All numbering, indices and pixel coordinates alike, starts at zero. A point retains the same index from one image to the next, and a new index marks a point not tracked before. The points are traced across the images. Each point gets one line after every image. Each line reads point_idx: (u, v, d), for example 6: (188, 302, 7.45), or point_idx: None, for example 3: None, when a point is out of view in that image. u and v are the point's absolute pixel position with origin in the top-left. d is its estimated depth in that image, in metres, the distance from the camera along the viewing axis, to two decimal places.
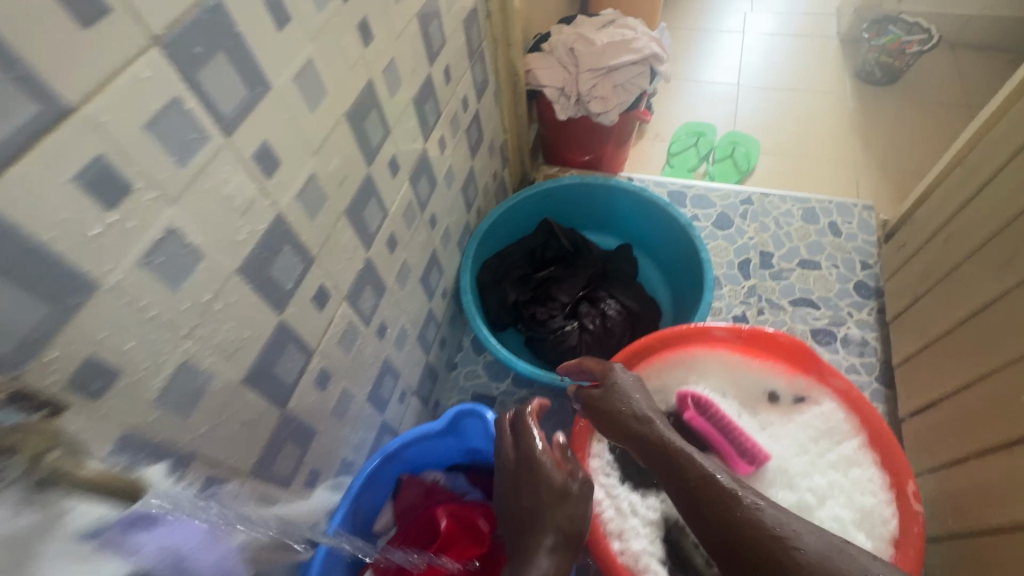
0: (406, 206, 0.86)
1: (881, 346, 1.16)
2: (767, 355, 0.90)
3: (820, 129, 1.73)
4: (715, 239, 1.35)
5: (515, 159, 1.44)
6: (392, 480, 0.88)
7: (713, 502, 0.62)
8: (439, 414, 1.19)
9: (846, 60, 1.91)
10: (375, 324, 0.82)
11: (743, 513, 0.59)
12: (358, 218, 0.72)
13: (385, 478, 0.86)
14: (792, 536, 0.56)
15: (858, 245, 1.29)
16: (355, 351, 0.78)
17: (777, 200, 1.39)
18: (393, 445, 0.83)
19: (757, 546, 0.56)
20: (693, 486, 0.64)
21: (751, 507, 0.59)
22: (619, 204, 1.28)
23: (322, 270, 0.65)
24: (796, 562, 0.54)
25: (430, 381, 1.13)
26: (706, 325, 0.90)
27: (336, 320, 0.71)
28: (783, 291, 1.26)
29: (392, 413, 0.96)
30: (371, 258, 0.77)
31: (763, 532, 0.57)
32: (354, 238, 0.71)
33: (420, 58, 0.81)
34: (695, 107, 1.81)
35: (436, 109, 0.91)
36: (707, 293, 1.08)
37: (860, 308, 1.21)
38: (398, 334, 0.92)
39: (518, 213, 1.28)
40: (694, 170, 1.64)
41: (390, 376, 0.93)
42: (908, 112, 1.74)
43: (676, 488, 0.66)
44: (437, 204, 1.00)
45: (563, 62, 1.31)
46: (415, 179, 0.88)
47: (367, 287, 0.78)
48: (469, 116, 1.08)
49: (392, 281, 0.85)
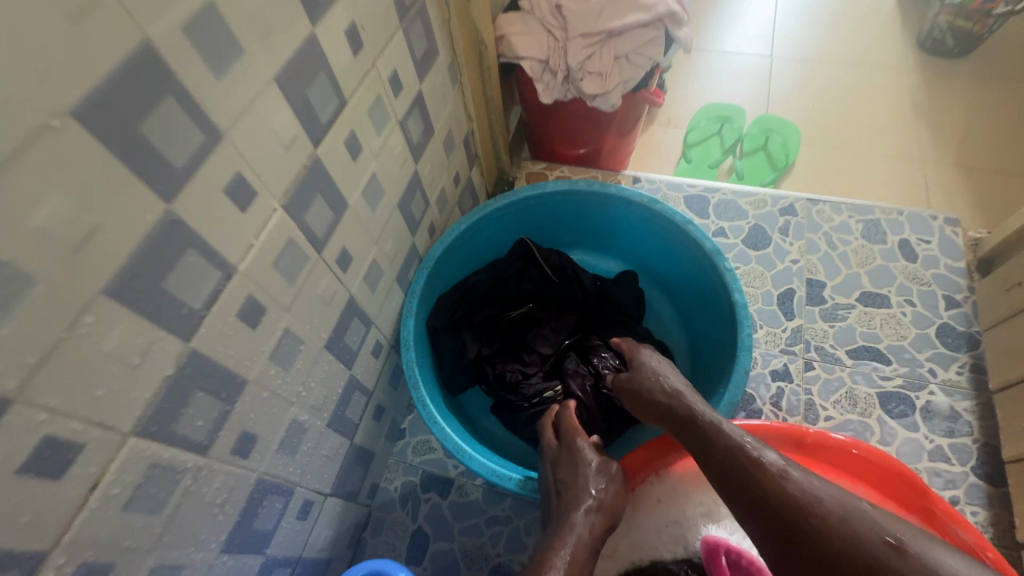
0: (282, 248, 0.55)
1: (977, 421, 0.84)
2: (837, 473, 0.61)
3: (876, 112, 1.38)
4: (748, 262, 1.02)
5: (487, 154, 1.11)
6: None
7: (750, 480, 0.52)
8: (376, 503, 0.90)
9: (908, 25, 1.54)
10: (227, 440, 0.52)
11: (776, 483, 0.51)
12: (150, 294, 0.40)
13: None
14: (827, 510, 0.48)
15: (941, 274, 0.97)
16: (181, 497, 0.48)
17: (829, 210, 1.06)
18: None
19: (786, 512, 0.49)
20: (727, 465, 0.54)
21: (776, 473, 0.51)
22: (622, 220, 0.97)
23: (42, 413, 0.34)
24: (825, 530, 0.46)
25: (360, 467, 0.83)
26: (748, 426, 0.61)
27: (112, 474, 0.40)
28: (840, 336, 0.94)
29: (285, 539, 0.67)
30: (199, 349, 0.46)
31: (786, 499, 0.49)
32: (146, 328, 0.41)
33: (285, 9, 0.49)
34: (718, 84, 1.46)
35: (335, 94, 0.59)
36: (744, 355, 0.76)
37: (947, 364, 0.89)
38: (284, 435, 0.62)
39: (486, 231, 0.96)
40: (717, 165, 1.31)
41: (275, 495, 0.62)
42: (989, 91, 1.38)
43: (702, 459, 0.58)
44: (352, 234, 0.68)
45: (547, 25, 0.97)
46: (298, 205, 0.56)
47: (198, 393, 0.47)
48: (405, 101, 0.75)
49: (260, 367, 0.55)
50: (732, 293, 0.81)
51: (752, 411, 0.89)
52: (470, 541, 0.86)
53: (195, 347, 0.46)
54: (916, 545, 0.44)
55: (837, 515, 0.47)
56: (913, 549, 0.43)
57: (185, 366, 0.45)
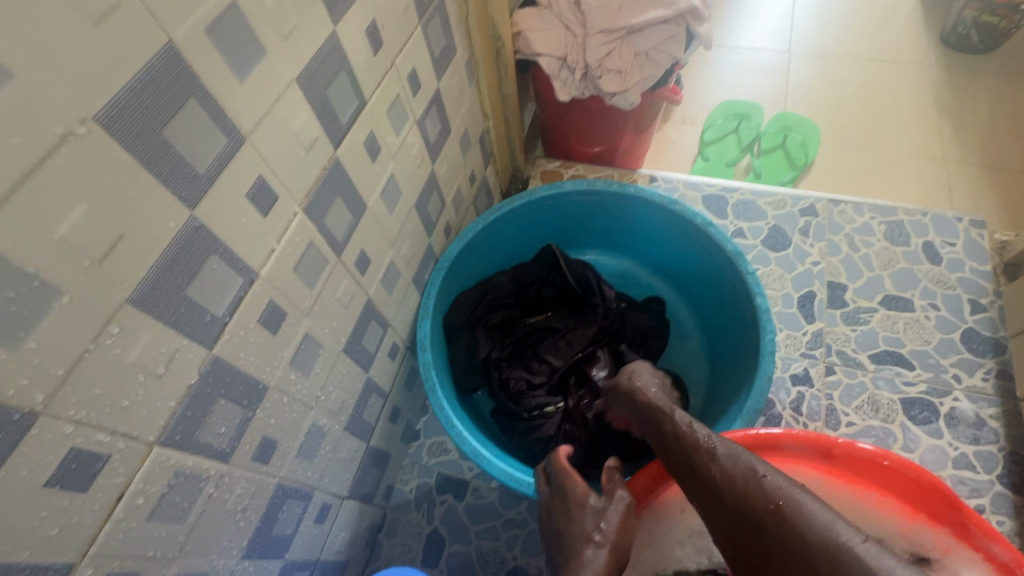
0: (302, 251, 0.54)
1: (1003, 429, 0.83)
2: (867, 484, 0.59)
3: (896, 110, 1.35)
4: (767, 264, 1.00)
5: (501, 152, 1.10)
6: None
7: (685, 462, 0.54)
8: (391, 505, 0.89)
9: (930, 20, 1.51)
10: (249, 446, 0.52)
11: (705, 465, 0.51)
12: (175, 302, 0.40)
13: None
14: (752, 490, 0.47)
15: (965, 277, 0.95)
16: (204, 505, 0.47)
17: (850, 210, 1.04)
18: None
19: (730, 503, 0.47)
20: (669, 444, 0.56)
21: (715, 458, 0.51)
22: (641, 222, 0.95)
23: (69, 426, 0.34)
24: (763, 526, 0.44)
25: (375, 469, 0.83)
26: (775, 434, 0.60)
27: (138, 484, 0.40)
28: (862, 340, 0.92)
29: (304, 542, 0.66)
30: (222, 356, 0.46)
31: (727, 487, 0.48)
32: (170, 336, 0.40)
33: (308, 8, 0.47)
34: (735, 80, 1.43)
35: (354, 94, 0.58)
36: (766, 361, 0.75)
37: (972, 370, 0.87)
38: (304, 439, 0.61)
39: (503, 232, 0.95)
40: (734, 163, 1.29)
41: (294, 500, 0.62)
42: (1013, 88, 1.35)
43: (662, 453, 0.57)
44: (371, 235, 0.67)
45: (565, 21, 0.95)
46: (318, 208, 0.55)
47: (220, 400, 0.46)
48: (423, 100, 0.74)
49: (280, 373, 0.54)
50: (754, 297, 0.80)
51: (772, 415, 0.88)
52: (486, 544, 0.86)
53: (218, 354, 0.45)
54: (794, 507, 0.44)
55: (756, 486, 0.47)
56: (788, 510, 0.44)
57: (208, 374, 0.44)
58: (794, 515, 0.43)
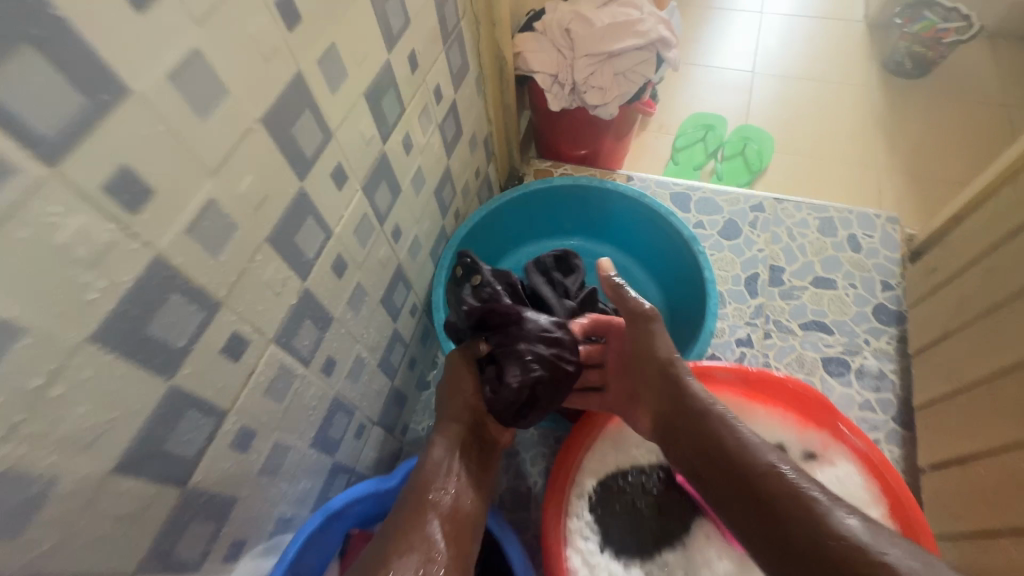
0: (359, 219, 0.73)
1: (900, 380, 1.03)
2: (775, 402, 0.79)
3: (840, 124, 1.57)
4: (721, 250, 1.21)
5: (502, 152, 1.29)
6: (340, 536, 0.78)
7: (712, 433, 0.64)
8: (407, 439, 1.08)
9: (873, 47, 1.74)
10: (319, 360, 0.70)
11: (753, 460, 0.60)
12: (289, 243, 0.59)
13: (331, 534, 0.77)
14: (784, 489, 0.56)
15: (880, 263, 1.16)
16: (292, 396, 0.66)
17: (791, 207, 1.25)
18: (337, 502, 0.73)
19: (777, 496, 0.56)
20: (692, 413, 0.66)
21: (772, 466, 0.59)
22: (617, 211, 1.15)
23: (234, 315, 0.52)
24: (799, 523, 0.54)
25: (397, 407, 1.01)
26: (709, 366, 0.78)
27: (261, 367, 0.58)
28: (794, 311, 1.13)
29: (348, 451, 0.85)
30: (310, 288, 0.65)
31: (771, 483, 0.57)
32: (283, 268, 0.59)
33: (373, 43, 0.67)
34: (704, 95, 1.65)
35: (398, 104, 0.77)
36: (710, 320, 0.95)
37: (879, 335, 1.08)
38: (352, 365, 0.80)
39: (503, 217, 1.15)
40: (700, 167, 1.49)
41: (342, 412, 0.80)
42: (938, 109, 1.58)
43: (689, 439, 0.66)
44: (402, 213, 0.86)
45: (557, 45, 1.15)
46: (371, 188, 0.74)
47: (306, 320, 0.65)
48: (443, 108, 0.93)
49: (340, 309, 0.73)
50: (704, 271, 1.00)
51: None
52: None
53: (307, 286, 0.64)
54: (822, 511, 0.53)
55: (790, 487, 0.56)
56: (821, 509, 0.54)
57: (301, 300, 0.63)
58: (824, 511, 0.53)
